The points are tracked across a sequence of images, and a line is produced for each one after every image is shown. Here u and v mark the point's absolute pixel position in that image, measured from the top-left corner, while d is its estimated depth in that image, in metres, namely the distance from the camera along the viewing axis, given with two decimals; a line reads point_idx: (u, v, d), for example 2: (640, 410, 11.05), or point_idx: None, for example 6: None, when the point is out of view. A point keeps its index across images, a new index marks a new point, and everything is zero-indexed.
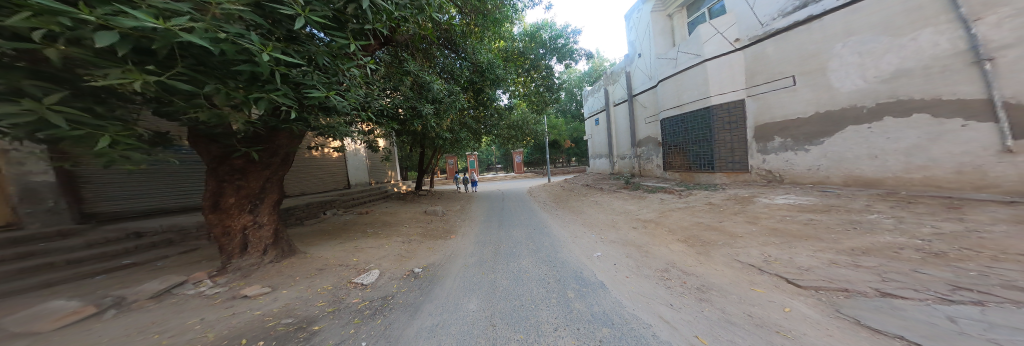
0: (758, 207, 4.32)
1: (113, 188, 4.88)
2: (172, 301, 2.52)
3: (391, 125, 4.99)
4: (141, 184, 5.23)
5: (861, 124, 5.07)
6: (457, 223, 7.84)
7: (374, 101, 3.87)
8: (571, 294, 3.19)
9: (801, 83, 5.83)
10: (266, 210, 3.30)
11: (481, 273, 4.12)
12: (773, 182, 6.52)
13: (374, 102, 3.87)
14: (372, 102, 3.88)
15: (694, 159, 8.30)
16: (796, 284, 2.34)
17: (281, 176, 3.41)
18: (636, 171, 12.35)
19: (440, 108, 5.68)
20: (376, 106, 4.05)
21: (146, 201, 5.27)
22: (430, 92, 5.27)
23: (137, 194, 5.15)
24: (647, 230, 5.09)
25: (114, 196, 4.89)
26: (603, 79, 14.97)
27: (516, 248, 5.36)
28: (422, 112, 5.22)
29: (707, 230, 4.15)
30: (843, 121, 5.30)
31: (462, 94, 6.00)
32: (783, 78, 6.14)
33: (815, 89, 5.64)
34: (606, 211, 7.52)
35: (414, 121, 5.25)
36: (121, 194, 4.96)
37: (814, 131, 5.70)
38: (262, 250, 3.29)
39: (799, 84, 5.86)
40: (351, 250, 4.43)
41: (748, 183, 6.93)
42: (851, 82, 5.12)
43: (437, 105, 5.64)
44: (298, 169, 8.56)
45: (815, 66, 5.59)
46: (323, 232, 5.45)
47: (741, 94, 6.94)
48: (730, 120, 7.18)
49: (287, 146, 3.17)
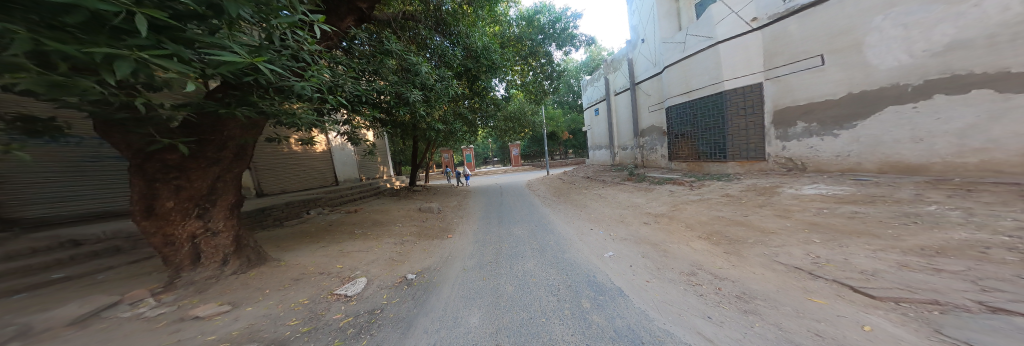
0: (786, 198, 3.96)
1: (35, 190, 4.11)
2: (99, 327, 2.06)
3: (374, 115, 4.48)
4: (76, 183, 4.49)
5: (903, 104, 4.74)
6: (453, 220, 7.40)
7: (353, 86, 3.40)
8: (586, 304, 2.80)
9: (830, 62, 5.51)
10: (221, 215, 2.84)
11: (481, 278, 3.74)
12: (794, 170, 6.27)
13: (356, 88, 3.42)
14: (353, 87, 3.42)
15: (704, 149, 7.99)
16: (867, 293, 1.97)
17: (238, 174, 3.01)
18: (639, 162, 11.98)
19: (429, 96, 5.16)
20: (362, 92, 3.60)
21: (85, 204, 4.57)
22: (418, 77, 4.75)
23: (72, 197, 4.45)
24: (661, 226, 4.73)
25: (39, 200, 4.14)
26: (603, 67, 14.40)
27: (519, 248, 4.97)
28: (410, 98, 4.54)
29: (732, 226, 3.79)
30: (881, 102, 4.99)
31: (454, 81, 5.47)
32: (808, 58, 5.81)
33: (846, 69, 5.31)
34: (611, 205, 7.14)
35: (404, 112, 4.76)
36: (48, 197, 4.23)
37: (845, 114, 5.43)
38: (217, 262, 2.84)
39: (828, 64, 5.54)
40: (337, 255, 4.00)
41: (765, 171, 6.70)
42: (893, 57, 4.78)
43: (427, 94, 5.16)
44: (276, 164, 8.09)
45: (848, 43, 5.25)
46: (303, 235, 4.98)
47: (759, 77, 6.62)
48: (749, 105, 6.88)
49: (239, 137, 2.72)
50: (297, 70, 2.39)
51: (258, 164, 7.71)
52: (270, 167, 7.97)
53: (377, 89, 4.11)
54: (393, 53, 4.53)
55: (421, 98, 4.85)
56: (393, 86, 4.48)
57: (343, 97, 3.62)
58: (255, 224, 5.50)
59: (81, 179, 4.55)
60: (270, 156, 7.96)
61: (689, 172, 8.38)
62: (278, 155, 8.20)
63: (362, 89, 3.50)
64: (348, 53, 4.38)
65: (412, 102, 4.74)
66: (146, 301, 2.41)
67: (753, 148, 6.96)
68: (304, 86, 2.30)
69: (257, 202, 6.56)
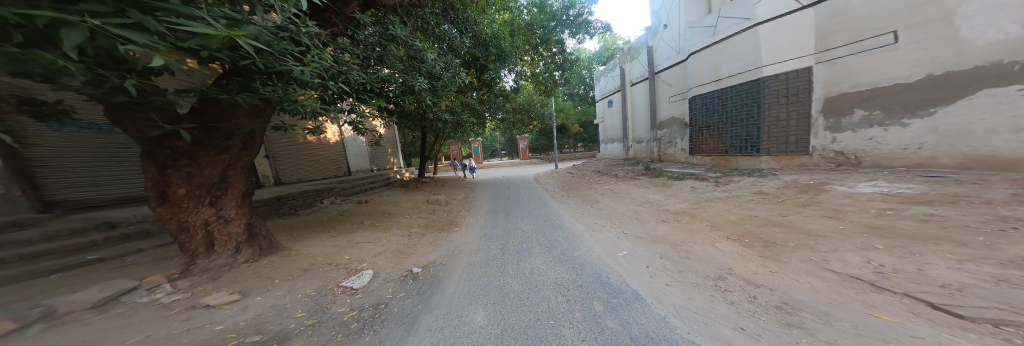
0: (834, 197, 3.48)
1: (74, 173, 4.38)
2: (118, 311, 2.10)
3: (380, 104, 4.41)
4: (110, 170, 4.76)
5: (1004, 86, 4.02)
6: (460, 213, 7.37)
7: (357, 75, 3.35)
8: (598, 306, 2.59)
9: (905, 40, 4.75)
10: (232, 204, 2.85)
11: (488, 276, 3.63)
12: (843, 165, 5.63)
13: (359, 77, 3.37)
14: (358, 76, 3.37)
15: (734, 142, 7.41)
16: (952, 313, 1.61)
17: (248, 163, 3.00)
18: (656, 156, 11.31)
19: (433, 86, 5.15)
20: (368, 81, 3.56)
21: (118, 189, 4.86)
22: (423, 65, 4.67)
23: (107, 181, 4.73)
24: (682, 225, 4.34)
25: (78, 183, 4.43)
26: (619, 56, 13.69)
27: (526, 245, 4.87)
28: (416, 87, 4.41)
29: (767, 227, 3.35)
30: (974, 84, 4.26)
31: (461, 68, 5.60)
32: (875, 35, 5.05)
33: (928, 45, 4.56)
34: (625, 201, 6.73)
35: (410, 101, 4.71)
36: (85, 180, 4.50)
37: (921, 99, 4.71)
38: (231, 250, 2.88)
39: (902, 42, 4.78)
40: (346, 245, 4.04)
41: (806, 166, 6.10)
42: (995, 30, 4.06)
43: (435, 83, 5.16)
44: (292, 153, 8.51)
45: (932, 15, 4.50)
46: (315, 224, 5.11)
47: (809, 60, 5.89)
48: (794, 92, 6.16)
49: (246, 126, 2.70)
50: (296, 54, 2.34)
51: (276, 153, 8.17)
52: (293, 157, 8.55)
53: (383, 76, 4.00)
54: (397, 39, 4.42)
55: (427, 86, 4.71)
56: (399, 74, 4.38)
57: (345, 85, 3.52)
58: (263, 211, 5.56)
59: (114, 165, 4.82)
60: (286, 147, 8.41)
61: (714, 167, 7.85)
62: (295, 145, 8.58)
63: (366, 76, 3.43)
64: (353, 41, 4.30)
65: (419, 92, 4.68)
66: (162, 287, 2.45)
67: (793, 140, 6.31)
68: (305, 70, 2.25)
69: (273, 191, 6.79)
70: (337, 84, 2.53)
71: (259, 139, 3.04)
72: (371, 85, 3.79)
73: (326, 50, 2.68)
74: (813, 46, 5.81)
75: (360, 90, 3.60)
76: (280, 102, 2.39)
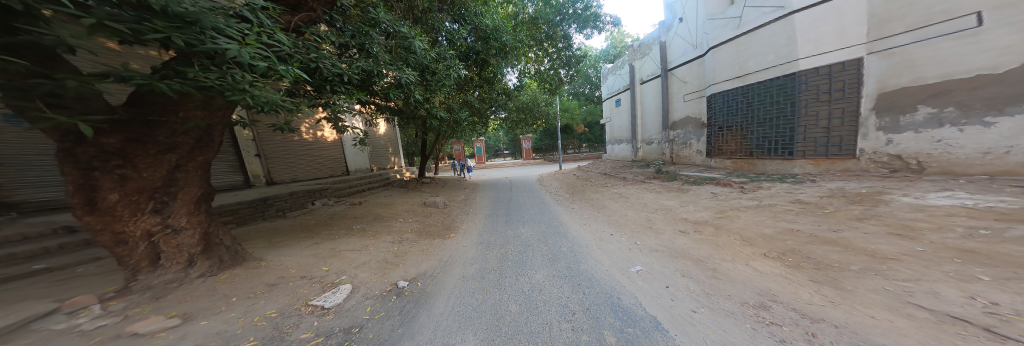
0: (900, 210, 2.90)
1: (43, 171, 4.32)
2: (20, 343, 1.70)
3: (361, 98, 4.05)
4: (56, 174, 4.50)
5: None
6: (458, 217, 7.21)
7: (328, 68, 3.11)
8: (610, 337, 2.11)
9: (992, 22, 4.04)
10: (183, 210, 2.61)
11: (482, 293, 3.23)
12: (901, 171, 4.99)
13: (333, 69, 3.12)
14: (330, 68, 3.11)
15: (761, 144, 6.83)
16: None
17: (203, 165, 2.75)
18: (668, 158, 10.73)
19: (425, 82, 5.62)
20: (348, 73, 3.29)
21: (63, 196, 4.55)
22: (410, 57, 4.56)
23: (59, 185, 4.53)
24: (706, 238, 3.81)
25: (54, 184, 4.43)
26: (628, 53, 13.12)
27: (527, 255, 4.57)
28: (405, 80, 4.13)
29: (815, 244, 2.78)
30: None
31: (454, 57, 6.01)
32: (952, 18, 4.34)
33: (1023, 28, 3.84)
34: (636, 208, 6.20)
35: (397, 96, 4.52)
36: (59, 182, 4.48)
37: (1010, 93, 4.01)
38: (181, 264, 2.64)
39: (989, 25, 4.06)
40: (329, 254, 4.21)
41: (851, 171, 5.48)
42: None
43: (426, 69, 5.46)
44: (286, 152, 8.26)
45: None
46: (301, 228, 5.36)
47: (860, 51, 5.24)
48: (843, 88, 5.48)
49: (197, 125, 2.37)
50: (234, 31, 1.90)
51: (267, 151, 7.83)
52: (292, 157, 8.40)
53: (367, 68, 3.74)
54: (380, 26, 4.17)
55: (416, 78, 4.39)
56: (385, 65, 4.06)
57: (320, 75, 3.19)
58: (225, 210, 5.30)
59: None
60: (280, 144, 8.12)
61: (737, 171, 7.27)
62: (289, 143, 8.32)
63: (342, 68, 3.19)
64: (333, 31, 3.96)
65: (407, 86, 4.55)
66: (88, 309, 2.11)
67: (834, 142, 5.68)
68: (250, 51, 1.82)
69: (259, 192, 6.70)
70: (302, 72, 2.12)
71: (215, 139, 2.75)
72: (352, 78, 3.57)
73: (283, 32, 2.36)
74: (867, 34, 5.14)
75: (338, 85, 3.37)
76: (229, 94, 1.90)
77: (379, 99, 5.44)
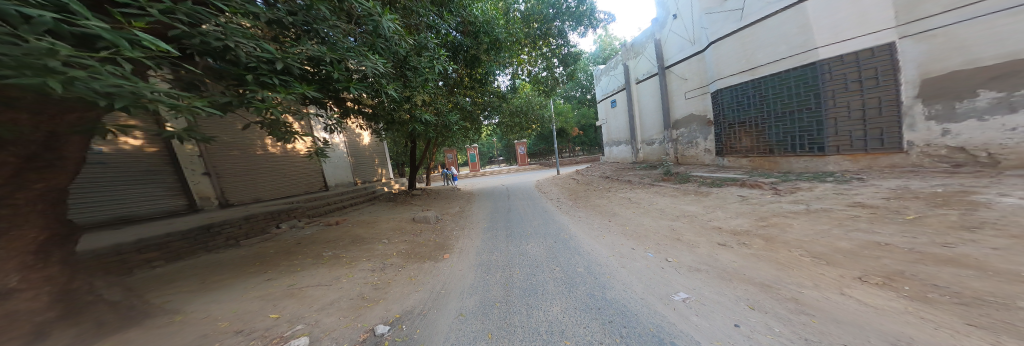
0: (1015, 215, 2.37)
1: None
2: None
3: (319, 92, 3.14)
4: None
5: None
6: (453, 233, 6.36)
7: (246, 51, 2.27)
8: None
9: None
10: (11, 266, 1.82)
11: (487, 337, 2.37)
12: (964, 163, 4.54)
13: (255, 53, 2.28)
14: (250, 51, 2.28)
15: (782, 140, 6.50)
16: None
17: (51, 197, 2.07)
18: (673, 159, 10.33)
19: (402, 79, 4.83)
20: (282, 59, 2.45)
21: None
22: (375, 45, 3.79)
23: None
24: (758, 253, 3.18)
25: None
26: (620, 53, 12.77)
27: (536, 280, 3.76)
28: (376, 67, 3.29)
29: (933, 263, 2.15)
30: None
31: (438, 48, 5.26)
32: None
33: None
34: (655, 215, 5.61)
35: (365, 92, 3.68)
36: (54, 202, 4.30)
37: None
38: (27, 337, 1.74)
39: None
40: (288, 294, 3.26)
41: (896, 167, 5.07)
42: None
43: (403, 62, 4.69)
44: (248, 168, 7.12)
45: None
46: (254, 260, 4.34)
47: (892, 36, 4.91)
48: (876, 76, 5.12)
49: (27, 136, 1.70)
50: None
51: (220, 168, 6.61)
52: (257, 172, 7.29)
53: (317, 55, 2.86)
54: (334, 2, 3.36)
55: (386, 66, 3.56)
56: (348, 50, 3.22)
57: (244, 54, 2.26)
58: (144, 246, 4.15)
59: (113, 171, 4.98)
60: (236, 159, 6.95)
61: (758, 170, 6.89)
62: (248, 157, 7.17)
63: (271, 51, 2.33)
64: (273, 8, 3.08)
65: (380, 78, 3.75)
66: None
67: (866, 135, 5.35)
68: None
69: (204, 217, 5.56)
70: (159, 41, 1.33)
71: (71, 165, 2.09)
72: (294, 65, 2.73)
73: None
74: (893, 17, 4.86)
75: (267, 74, 2.45)
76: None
77: (352, 103, 4.60)
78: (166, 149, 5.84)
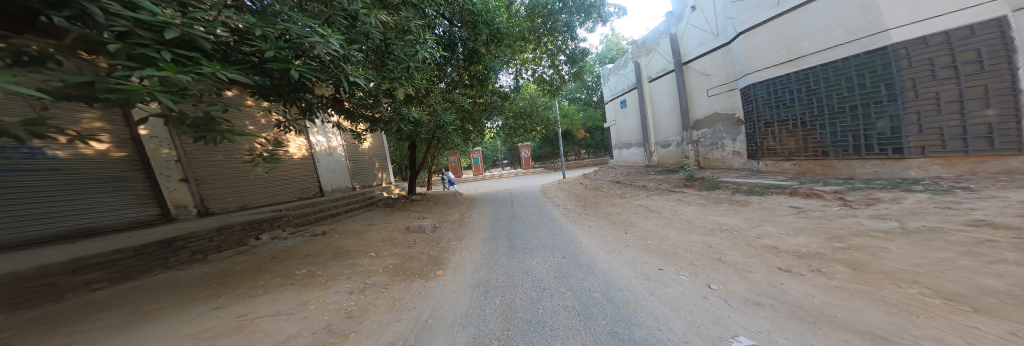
0: None
1: None
2: None
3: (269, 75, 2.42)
4: None
5: None
6: (450, 244, 5.64)
7: (113, 9, 1.47)
8: None
9: None
10: None
11: None
12: None
13: (122, 11, 1.45)
14: (116, 9, 1.48)
15: (841, 140, 5.69)
16: None
17: None
18: (697, 162, 9.45)
19: (379, 68, 4.19)
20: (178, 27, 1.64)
21: None
22: (333, 22, 3.07)
23: None
24: (836, 288, 2.35)
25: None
26: (630, 51, 11.93)
27: (543, 308, 2.97)
28: (334, 43, 2.60)
29: None
30: None
31: (427, 34, 4.54)
32: None
33: None
34: (684, 227, 4.79)
35: (326, 80, 2.92)
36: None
37: None
38: None
39: None
40: (233, 329, 2.51)
41: (1011, 174, 4.11)
42: None
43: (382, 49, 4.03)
44: (234, 173, 6.57)
45: None
46: (214, 279, 3.69)
47: (1001, 8, 4.08)
48: (981, 59, 4.23)
49: None
50: None
51: (199, 173, 6.01)
52: (249, 177, 6.79)
53: (245, 26, 2.10)
54: None
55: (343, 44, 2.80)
56: (297, 19, 2.50)
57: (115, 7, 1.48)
58: (81, 266, 3.39)
59: (71, 180, 4.35)
60: (219, 164, 6.36)
61: (813, 176, 6.01)
62: (233, 162, 6.60)
63: (158, 11, 1.54)
64: None
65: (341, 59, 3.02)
66: None
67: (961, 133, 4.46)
68: None
69: (173, 228, 4.91)
70: None
71: None
72: (206, 40, 1.91)
73: None
74: None
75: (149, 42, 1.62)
76: None
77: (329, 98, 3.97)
78: (137, 153, 5.20)
